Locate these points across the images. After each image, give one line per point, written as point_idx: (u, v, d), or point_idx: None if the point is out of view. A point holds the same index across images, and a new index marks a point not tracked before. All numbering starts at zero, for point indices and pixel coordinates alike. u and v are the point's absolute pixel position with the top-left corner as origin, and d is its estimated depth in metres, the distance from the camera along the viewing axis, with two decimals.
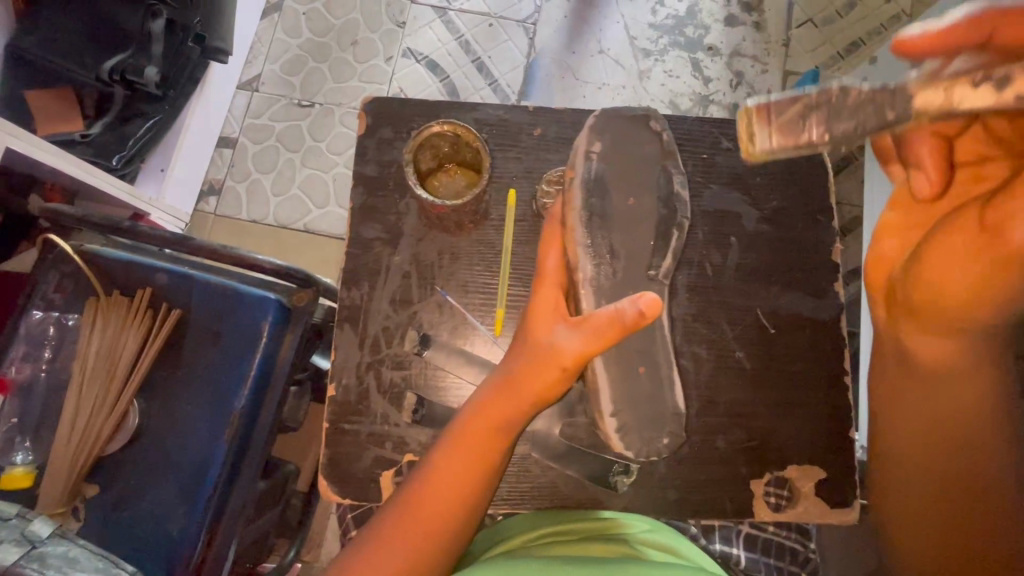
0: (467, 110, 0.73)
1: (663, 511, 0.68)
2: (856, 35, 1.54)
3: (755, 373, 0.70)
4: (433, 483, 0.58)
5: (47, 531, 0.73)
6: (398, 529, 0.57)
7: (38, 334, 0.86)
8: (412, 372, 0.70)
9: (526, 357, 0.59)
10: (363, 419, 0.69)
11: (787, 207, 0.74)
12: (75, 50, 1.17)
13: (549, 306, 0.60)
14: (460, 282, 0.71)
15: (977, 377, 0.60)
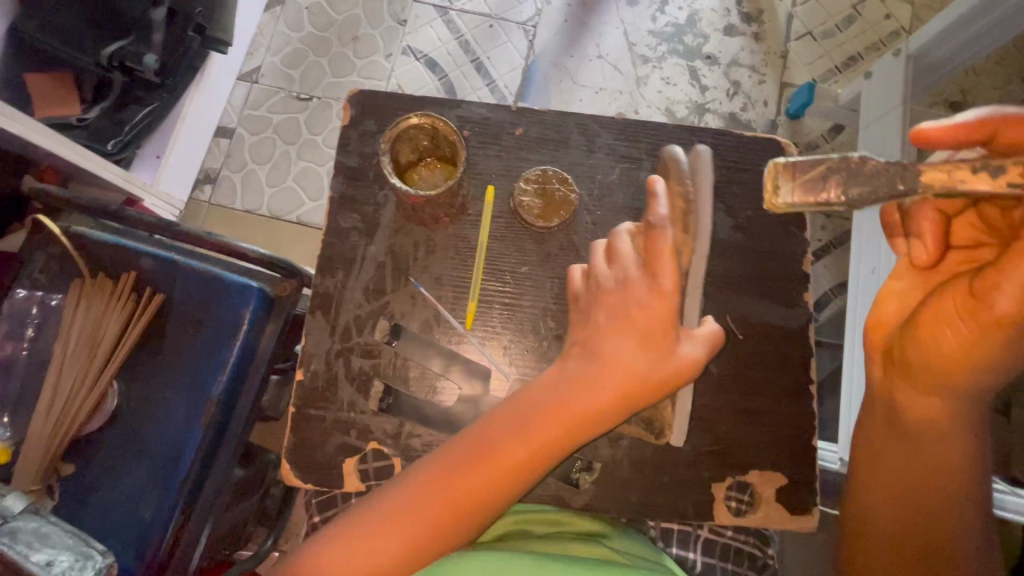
0: (450, 106, 0.74)
1: (624, 510, 0.68)
2: (854, 50, 1.54)
3: (723, 377, 0.71)
4: (476, 463, 0.57)
5: (19, 507, 0.74)
6: (420, 503, 0.56)
7: (21, 313, 0.87)
8: (382, 362, 0.70)
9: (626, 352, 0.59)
10: (330, 406, 0.69)
11: (763, 214, 0.75)
12: (76, 34, 1.18)
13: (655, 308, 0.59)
14: (434, 275, 0.71)
15: (955, 443, 0.62)
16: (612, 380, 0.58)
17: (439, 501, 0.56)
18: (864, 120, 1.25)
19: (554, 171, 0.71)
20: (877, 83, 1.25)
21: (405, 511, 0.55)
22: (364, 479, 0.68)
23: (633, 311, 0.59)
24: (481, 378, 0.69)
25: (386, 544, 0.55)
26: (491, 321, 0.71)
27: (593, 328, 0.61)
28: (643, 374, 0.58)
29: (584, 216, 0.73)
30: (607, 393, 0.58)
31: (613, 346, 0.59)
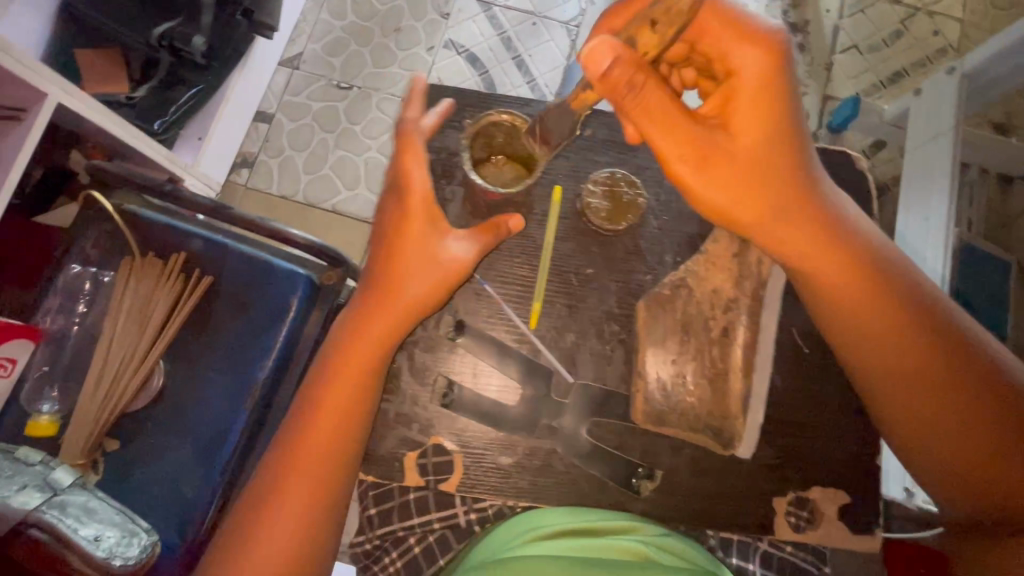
0: (522, 105, 0.76)
1: (682, 519, 0.68)
2: (900, 65, 1.52)
3: (784, 392, 0.71)
4: (328, 402, 0.63)
5: (69, 480, 0.74)
6: (296, 461, 0.61)
7: (74, 288, 0.88)
8: (445, 356, 0.70)
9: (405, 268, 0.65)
10: (392, 398, 0.69)
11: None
12: (128, 14, 1.19)
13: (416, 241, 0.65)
14: (499, 272, 0.72)
15: (847, 278, 0.64)
16: (428, 274, 0.65)
17: (326, 416, 0.62)
18: (912, 140, 1.23)
19: (623, 173, 0.73)
20: (927, 101, 1.23)
21: (302, 442, 0.62)
22: (423, 473, 0.68)
23: (406, 213, 0.65)
24: (543, 378, 0.70)
25: (306, 469, 0.61)
26: (555, 322, 0.71)
27: (386, 241, 0.66)
28: (438, 266, 0.65)
29: (652, 221, 0.73)
30: (426, 282, 0.65)
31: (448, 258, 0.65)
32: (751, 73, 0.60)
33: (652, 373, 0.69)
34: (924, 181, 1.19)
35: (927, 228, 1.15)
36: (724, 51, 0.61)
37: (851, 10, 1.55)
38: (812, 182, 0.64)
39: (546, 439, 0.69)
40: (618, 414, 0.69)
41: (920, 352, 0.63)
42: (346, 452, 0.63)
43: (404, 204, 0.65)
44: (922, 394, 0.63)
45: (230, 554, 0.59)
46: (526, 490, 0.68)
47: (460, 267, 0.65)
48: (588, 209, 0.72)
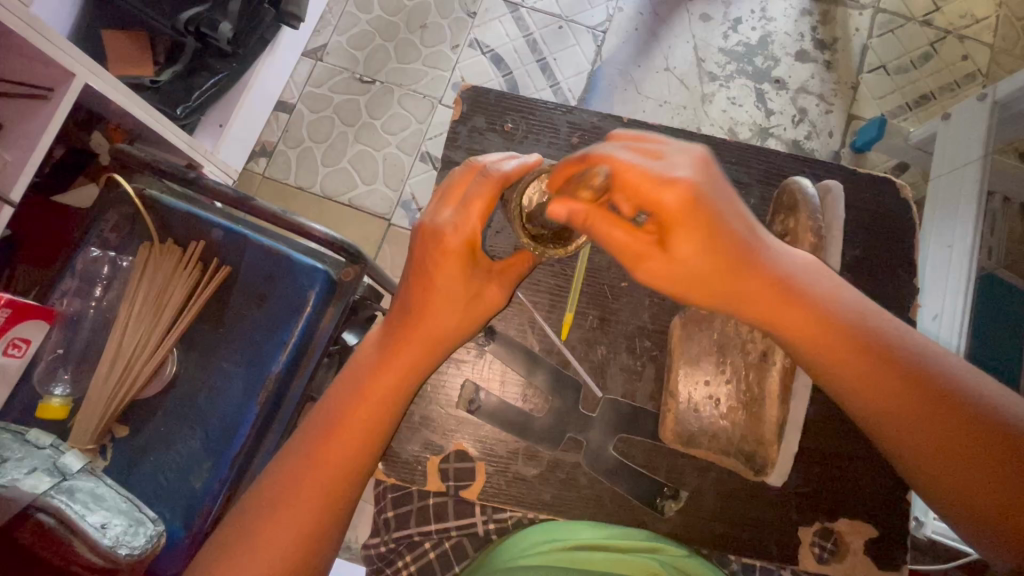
0: (563, 111, 0.75)
1: (706, 542, 0.68)
2: (928, 88, 1.51)
3: (815, 419, 0.69)
4: (348, 420, 0.59)
5: (77, 465, 0.74)
6: (309, 470, 0.58)
7: (92, 271, 0.88)
8: (473, 361, 0.70)
9: (433, 297, 0.61)
10: (419, 401, 0.68)
11: (869, 255, 0.75)
12: None
13: (455, 273, 0.60)
14: (531, 279, 0.70)
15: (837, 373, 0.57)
16: (465, 304, 0.62)
17: (346, 433, 0.59)
18: (935, 169, 1.24)
19: None
20: (955, 126, 1.22)
21: (317, 454, 0.58)
22: (444, 479, 0.67)
23: (444, 244, 0.59)
24: (572, 389, 0.69)
25: (320, 477, 0.58)
26: (586, 333, 0.70)
27: (418, 264, 0.61)
28: (472, 308, 0.62)
29: None
30: (455, 317, 0.62)
31: (488, 290, 0.63)
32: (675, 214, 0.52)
33: (684, 393, 0.67)
34: (951, 207, 1.18)
35: (950, 255, 1.14)
36: (643, 187, 0.52)
37: (880, 30, 1.53)
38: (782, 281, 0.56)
39: (570, 452, 0.68)
40: (647, 431, 0.68)
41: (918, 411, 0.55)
42: (361, 470, 0.60)
43: (445, 233, 0.59)
44: (921, 452, 0.55)
45: (223, 555, 0.55)
46: (549, 504, 0.67)
47: (493, 306, 0.64)
48: None
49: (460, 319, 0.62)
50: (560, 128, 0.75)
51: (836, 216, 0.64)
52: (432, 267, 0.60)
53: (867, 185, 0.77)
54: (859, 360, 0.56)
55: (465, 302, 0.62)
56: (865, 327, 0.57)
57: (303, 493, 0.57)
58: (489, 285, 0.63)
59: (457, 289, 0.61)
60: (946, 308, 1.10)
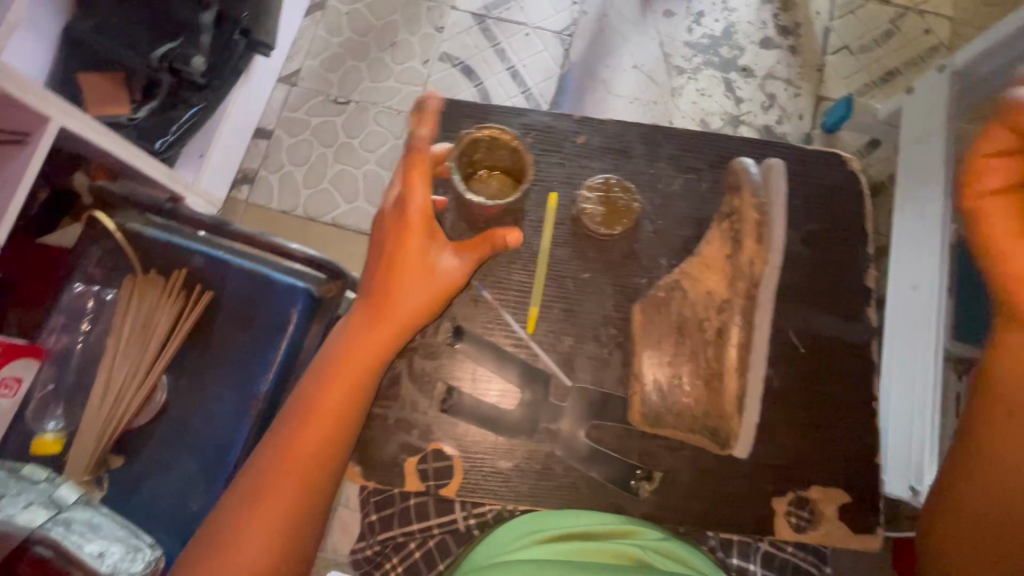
0: (515, 113, 0.77)
1: (684, 521, 0.68)
2: (893, 64, 1.53)
3: (782, 392, 0.70)
4: (318, 406, 0.61)
5: (73, 497, 0.75)
6: (282, 464, 0.60)
7: (77, 306, 0.89)
8: (442, 363, 0.71)
9: (400, 278, 0.63)
10: (393, 404, 0.70)
11: (827, 228, 0.75)
12: (132, 39, 1.22)
13: (417, 252, 0.63)
14: (495, 278, 0.72)
15: None
16: (429, 284, 0.64)
17: (319, 420, 0.61)
18: (904, 139, 1.26)
19: (617, 180, 0.73)
20: (919, 98, 1.24)
21: (292, 451, 0.60)
22: (424, 479, 0.68)
23: (404, 225, 0.63)
24: (542, 382, 0.70)
25: (293, 469, 0.60)
26: (553, 326, 0.72)
27: (393, 239, 0.64)
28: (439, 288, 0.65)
29: (646, 225, 0.74)
30: (427, 293, 0.64)
31: (452, 267, 0.65)
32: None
33: (649, 376, 0.68)
34: (920, 180, 1.20)
35: (924, 224, 1.15)
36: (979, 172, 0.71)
37: (841, 12, 1.56)
38: None
39: (546, 444, 0.69)
40: (618, 417, 0.70)
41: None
42: (333, 455, 0.62)
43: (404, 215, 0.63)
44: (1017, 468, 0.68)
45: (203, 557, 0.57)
46: (527, 495, 0.68)
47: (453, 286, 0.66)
48: (582, 213, 0.73)
49: (428, 299, 0.64)
50: (514, 130, 0.76)
51: (780, 190, 0.63)
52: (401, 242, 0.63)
53: (820, 160, 0.78)
54: None
55: (431, 283, 0.64)
56: None
57: (279, 489, 0.59)
58: (454, 264, 0.65)
59: (420, 268, 0.64)
60: (925, 277, 1.10)
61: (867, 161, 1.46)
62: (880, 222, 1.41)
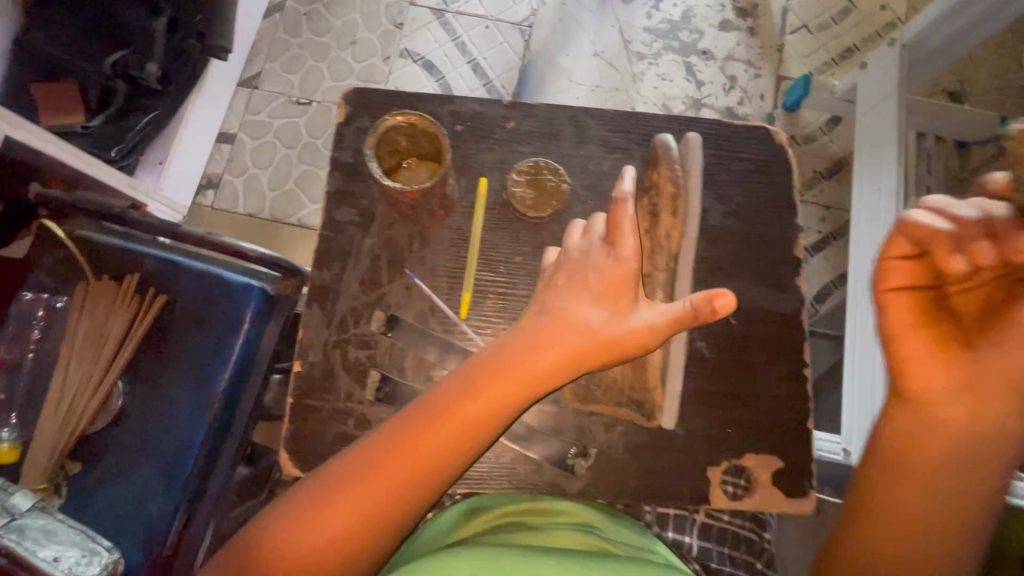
0: (445, 101, 0.77)
1: (619, 496, 0.69)
2: (851, 41, 1.54)
3: (715, 363, 0.72)
4: (433, 429, 0.53)
5: (26, 505, 0.75)
6: (370, 474, 0.52)
7: (27, 314, 0.89)
8: (378, 351, 0.72)
9: (575, 315, 0.55)
10: (328, 396, 0.71)
11: (756, 201, 0.76)
12: (82, 44, 1.20)
13: (622, 286, 0.55)
14: (429, 266, 0.73)
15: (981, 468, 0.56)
16: (605, 333, 0.54)
17: (424, 444, 0.53)
18: (862, 108, 1.27)
19: (546, 162, 0.74)
20: (873, 72, 1.25)
21: (384, 465, 0.52)
22: None
23: (619, 260, 0.55)
24: None
25: (370, 488, 0.51)
26: (486, 310, 0.72)
27: (609, 231, 0.57)
28: (632, 327, 0.54)
29: (577, 206, 0.75)
30: (626, 333, 0.54)
31: (635, 318, 0.55)
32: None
33: None
34: (877, 153, 1.20)
35: (879, 197, 1.16)
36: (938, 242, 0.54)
37: None
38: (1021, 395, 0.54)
39: None
40: (553, 397, 0.70)
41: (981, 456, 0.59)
42: (420, 493, 0.53)
43: (622, 247, 0.55)
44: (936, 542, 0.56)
45: (258, 522, 0.53)
46: (463, 479, 0.68)
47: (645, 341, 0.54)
48: (512, 196, 0.74)
49: (599, 351, 0.54)
50: (443, 118, 0.76)
51: (697, 164, 0.65)
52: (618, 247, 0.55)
53: (750, 134, 0.78)
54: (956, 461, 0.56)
55: (605, 335, 0.54)
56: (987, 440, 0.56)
57: (375, 486, 0.52)
58: (645, 322, 0.54)
59: (598, 303, 0.55)
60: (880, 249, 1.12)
61: (828, 138, 1.47)
62: (840, 198, 1.43)
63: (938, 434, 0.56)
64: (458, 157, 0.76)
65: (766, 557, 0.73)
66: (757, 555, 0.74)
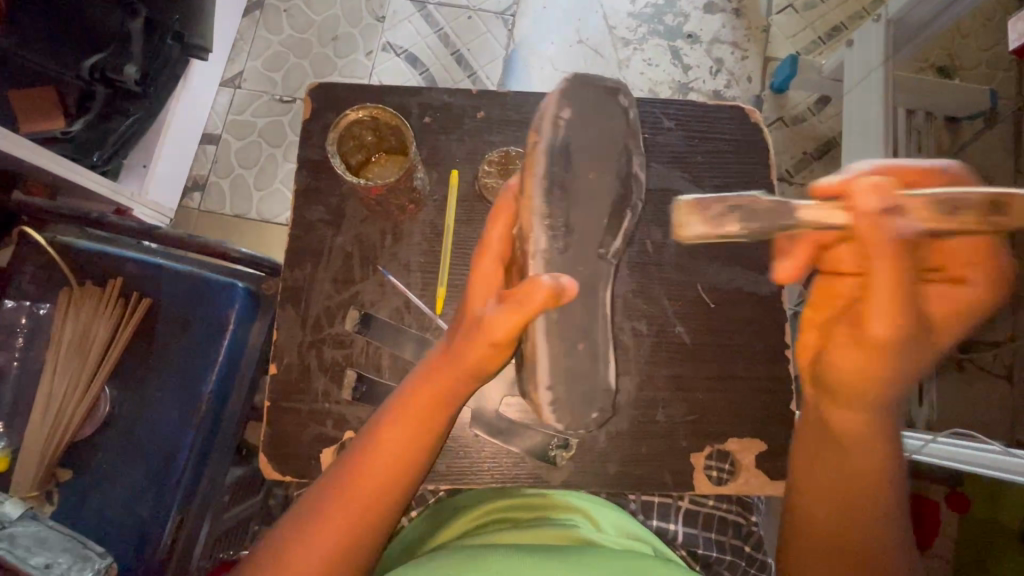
0: (413, 93, 0.76)
1: (605, 487, 0.69)
2: (837, 19, 1.53)
3: (696, 349, 0.71)
4: (372, 452, 0.56)
5: (17, 512, 0.75)
6: (334, 502, 0.53)
7: (10, 322, 0.88)
8: (354, 350, 0.71)
9: (461, 328, 0.57)
10: (305, 397, 0.71)
11: (731, 184, 0.76)
12: (54, 47, 1.16)
13: (485, 287, 0.57)
14: (402, 262, 0.73)
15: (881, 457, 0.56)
16: (469, 336, 0.55)
17: (372, 468, 0.55)
18: (847, 86, 1.25)
19: (515, 150, 0.73)
20: (858, 49, 1.24)
21: (340, 494, 0.54)
22: None
23: (483, 260, 0.59)
24: None
25: (336, 519, 0.53)
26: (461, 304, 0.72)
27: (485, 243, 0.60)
28: (479, 325, 0.55)
29: None
30: (485, 328, 0.54)
31: (489, 313, 0.54)
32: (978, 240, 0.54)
33: None
34: (864, 132, 1.19)
35: None
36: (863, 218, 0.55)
37: None
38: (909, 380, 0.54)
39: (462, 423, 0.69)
40: None
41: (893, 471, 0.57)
42: (387, 516, 0.55)
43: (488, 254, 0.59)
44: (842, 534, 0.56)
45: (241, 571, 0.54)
46: (445, 475, 0.68)
47: (499, 337, 0.53)
48: (484, 187, 0.73)
49: (473, 351, 0.55)
50: (411, 110, 0.76)
51: (574, 114, 0.59)
52: (477, 264, 0.59)
53: (724, 116, 0.78)
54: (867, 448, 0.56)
55: (466, 336, 0.56)
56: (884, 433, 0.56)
57: (342, 508, 0.53)
58: (491, 316, 0.53)
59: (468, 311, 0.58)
60: None
61: (817, 118, 1.46)
62: None
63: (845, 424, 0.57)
64: (428, 150, 0.75)
65: (754, 539, 0.74)
66: (745, 538, 0.75)
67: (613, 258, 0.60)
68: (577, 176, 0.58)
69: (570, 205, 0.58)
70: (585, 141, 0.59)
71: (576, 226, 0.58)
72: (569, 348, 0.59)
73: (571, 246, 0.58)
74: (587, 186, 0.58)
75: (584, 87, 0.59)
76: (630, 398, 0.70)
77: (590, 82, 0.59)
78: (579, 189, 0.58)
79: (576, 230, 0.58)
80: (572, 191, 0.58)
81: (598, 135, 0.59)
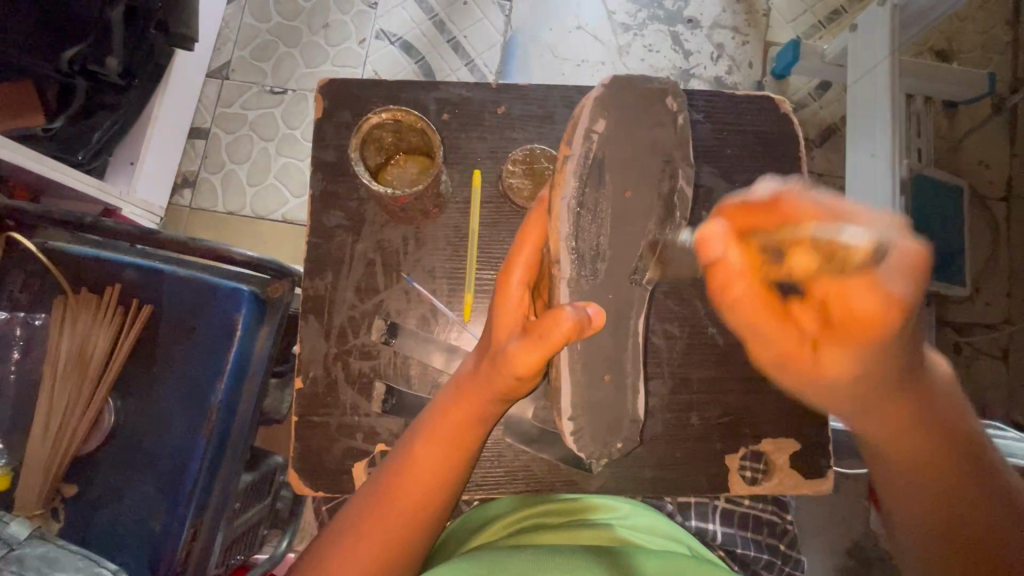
0: (429, 88, 0.73)
1: (639, 489, 0.70)
2: (838, 3, 1.51)
3: (727, 350, 0.72)
4: (408, 472, 0.55)
5: (24, 533, 0.72)
6: (370, 520, 0.53)
7: (5, 335, 0.84)
8: (381, 361, 0.70)
9: (487, 353, 0.56)
10: (333, 411, 0.70)
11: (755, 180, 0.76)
12: (28, 38, 1.04)
13: (512, 308, 0.55)
14: (427, 268, 0.71)
15: (934, 464, 0.56)
16: (497, 364, 0.53)
17: (409, 490, 0.55)
18: (852, 75, 1.25)
19: (542, 148, 0.70)
20: (863, 35, 1.22)
21: (375, 514, 0.54)
22: None
23: (506, 280, 0.57)
24: None
25: (374, 539, 0.53)
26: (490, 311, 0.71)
27: (511, 255, 0.58)
28: (503, 353, 0.53)
29: None
30: (514, 360, 0.51)
31: (514, 345, 0.52)
32: (889, 228, 0.47)
33: None
34: (870, 118, 1.18)
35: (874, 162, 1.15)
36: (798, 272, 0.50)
37: None
38: (895, 383, 0.55)
39: (493, 429, 0.69)
40: None
41: (958, 469, 0.56)
42: (426, 533, 0.55)
43: (510, 273, 0.57)
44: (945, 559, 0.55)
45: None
46: (479, 484, 0.69)
47: (522, 370, 0.51)
48: (509, 187, 0.70)
49: (505, 378, 0.53)
50: (429, 107, 0.73)
51: (612, 125, 0.57)
52: (501, 285, 0.56)
53: (746, 109, 0.77)
54: (915, 464, 0.57)
55: (492, 362, 0.54)
56: (914, 449, 0.57)
57: (378, 532, 0.53)
58: (519, 348, 0.51)
59: (495, 332, 0.56)
60: None
61: (818, 104, 1.45)
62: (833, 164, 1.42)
63: (888, 452, 0.58)
64: (448, 148, 0.72)
65: (789, 538, 0.77)
66: (780, 537, 0.77)
67: (647, 284, 0.59)
68: (609, 193, 0.57)
69: (601, 226, 0.57)
70: (618, 156, 0.57)
71: (607, 249, 0.57)
72: (601, 355, 0.58)
73: (601, 271, 0.57)
74: (621, 205, 0.57)
75: (620, 95, 0.57)
76: (663, 401, 0.71)
77: (627, 89, 0.57)
78: (611, 209, 0.57)
79: (607, 253, 0.57)
80: (603, 211, 0.57)
81: (632, 147, 0.57)
